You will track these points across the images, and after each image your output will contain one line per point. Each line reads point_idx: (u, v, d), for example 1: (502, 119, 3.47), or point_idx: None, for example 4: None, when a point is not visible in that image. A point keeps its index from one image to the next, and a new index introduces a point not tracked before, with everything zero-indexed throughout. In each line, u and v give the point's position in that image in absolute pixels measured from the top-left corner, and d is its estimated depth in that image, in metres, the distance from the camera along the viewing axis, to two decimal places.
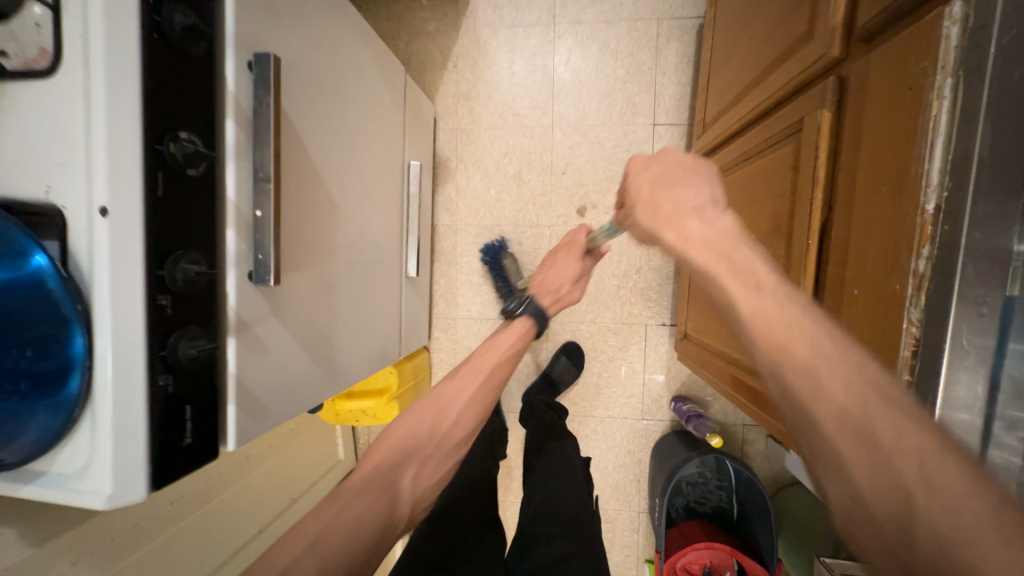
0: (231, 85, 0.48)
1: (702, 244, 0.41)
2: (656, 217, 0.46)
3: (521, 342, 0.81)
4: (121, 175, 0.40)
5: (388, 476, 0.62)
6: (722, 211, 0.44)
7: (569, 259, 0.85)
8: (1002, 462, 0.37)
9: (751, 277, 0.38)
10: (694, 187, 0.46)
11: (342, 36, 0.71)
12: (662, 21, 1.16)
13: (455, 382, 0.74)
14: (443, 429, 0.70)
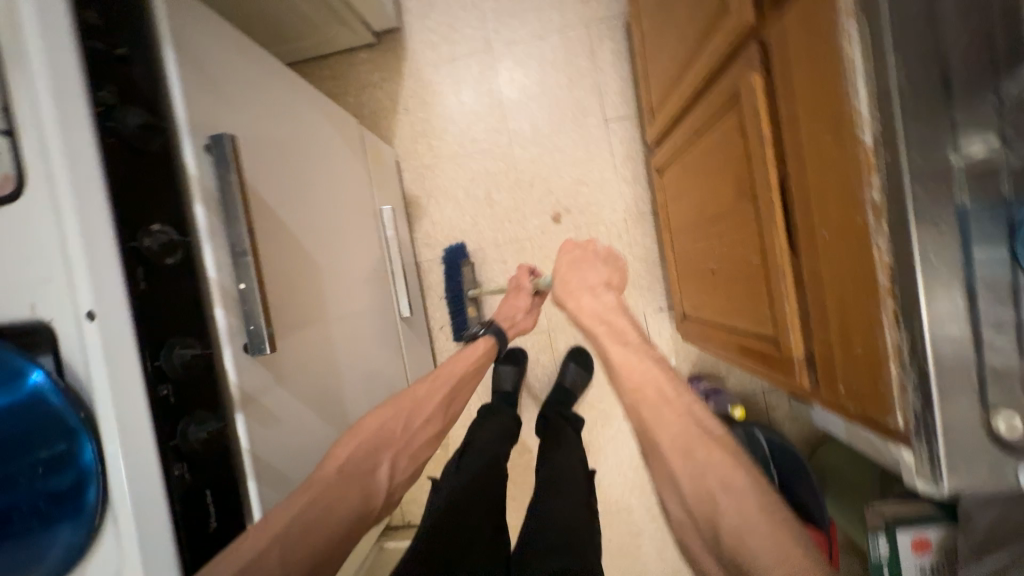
0: (194, 170, 0.49)
1: (591, 311, 0.73)
2: (567, 287, 0.77)
3: (485, 356, 0.90)
4: (101, 279, 0.41)
5: (360, 470, 0.67)
6: (607, 292, 0.75)
7: (521, 298, 0.99)
8: (1000, 364, 0.37)
9: (620, 336, 0.67)
10: (596, 270, 0.79)
11: (293, 104, 0.74)
12: (590, 26, 1.21)
13: (426, 385, 0.80)
14: (411, 429, 0.77)
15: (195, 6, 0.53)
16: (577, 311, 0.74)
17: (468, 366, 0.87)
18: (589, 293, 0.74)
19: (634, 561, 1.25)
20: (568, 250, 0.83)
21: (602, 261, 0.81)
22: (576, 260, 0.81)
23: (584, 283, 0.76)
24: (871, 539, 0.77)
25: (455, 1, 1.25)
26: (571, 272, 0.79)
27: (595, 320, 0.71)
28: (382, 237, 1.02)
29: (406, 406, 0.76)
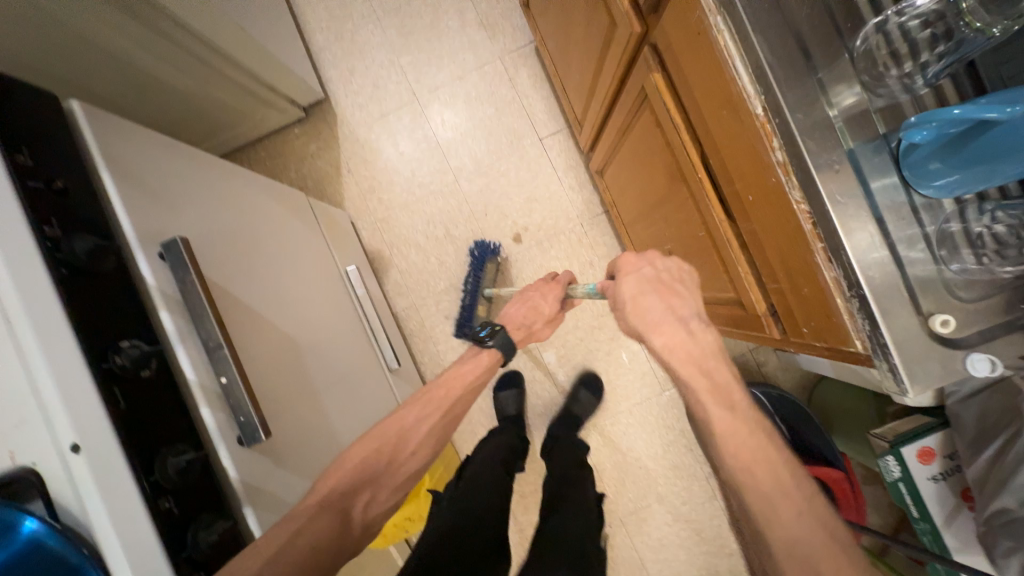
0: (151, 279, 0.49)
1: (686, 353, 0.52)
2: (644, 321, 0.55)
3: (484, 376, 0.77)
4: (79, 409, 0.41)
5: (340, 508, 0.56)
6: (704, 327, 0.53)
7: (551, 300, 0.79)
8: (923, 274, 0.41)
9: (726, 398, 0.49)
10: (682, 297, 0.55)
11: (235, 192, 0.75)
12: (504, 57, 1.29)
13: (417, 410, 0.69)
14: (399, 462, 0.65)
15: (120, 125, 0.55)
16: (663, 348, 0.53)
17: (473, 373, 0.76)
18: (681, 336, 0.52)
19: (678, 551, 1.24)
20: (646, 281, 0.56)
21: (685, 280, 0.57)
22: (656, 292, 0.56)
23: (672, 316, 0.53)
24: (881, 462, 0.82)
25: (372, 62, 1.30)
26: (645, 296, 0.56)
27: (682, 362, 0.52)
28: (352, 297, 1.03)
29: (394, 435, 0.65)
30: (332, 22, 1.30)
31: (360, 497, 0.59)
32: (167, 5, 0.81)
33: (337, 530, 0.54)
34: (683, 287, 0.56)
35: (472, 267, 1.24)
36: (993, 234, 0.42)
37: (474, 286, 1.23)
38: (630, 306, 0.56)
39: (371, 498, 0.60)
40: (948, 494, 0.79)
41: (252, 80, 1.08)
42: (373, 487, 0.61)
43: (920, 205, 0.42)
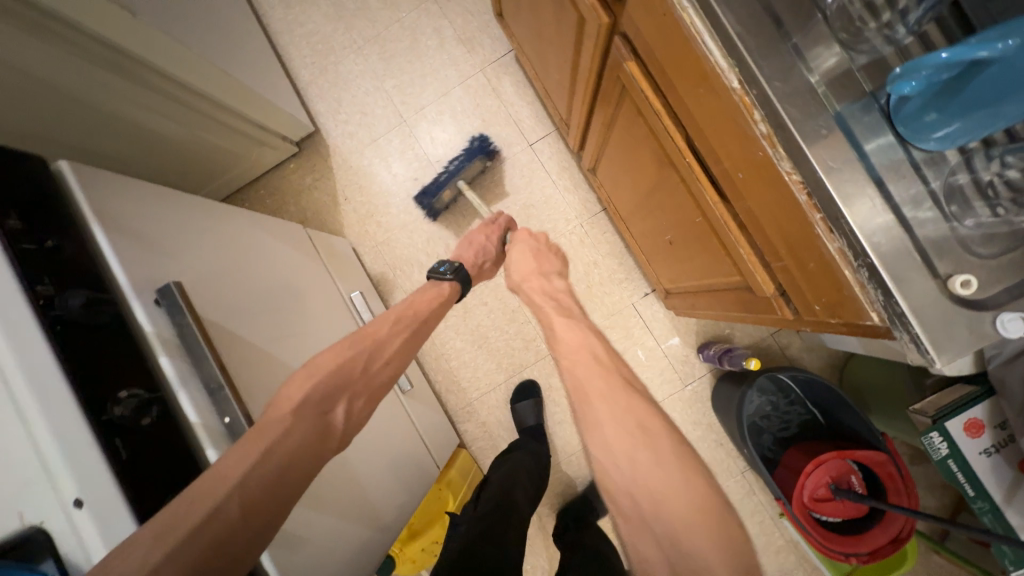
0: (148, 326, 0.49)
1: (542, 289, 0.76)
2: (519, 273, 0.80)
3: (439, 305, 0.77)
4: (81, 465, 0.41)
5: (319, 414, 0.57)
6: (558, 279, 0.79)
7: (493, 242, 0.89)
8: (933, 234, 0.38)
9: (571, 317, 0.69)
10: (549, 260, 0.82)
11: (231, 230, 0.77)
12: (485, 69, 1.30)
13: (385, 326, 0.68)
14: (371, 369, 0.64)
15: (110, 179, 0.56)
16: (528, 291, 0.77)
17: (432, 300, 0.77)
18: (540, 277, 0.78)
19: None
20: (524, 244, 0.83)
21: (553, 254, 0.84)
22: (531, 254, 0.82)
23: (537, 270, 0.79)
24: (925, 441, 0.76)
25: (358, 90, 1.33)
26: (523, 257, 0.81)
27: (545, 298, 0.75)
28: (359, 322, 1.04)
29: (366, 346, 0.65)
30: (315, 57, 1.34)
31: (339, 401, 0.60)
32: (148, 57, 0.84)
33: (318, 434, 0.55)
34: (551, 253, 0.83)
35: (463, 157, 1.20)
36: (1005, 181, 0.39)
37: (453, 172, 1.19)
38: (514, 262, 0.82)
39: (350, 402, 0.61)
40: (1004, 468, 0.73)
41: (242, 122, 1.11)
42: (351, 394, 0.61)
43: (921, 160, 0.39)
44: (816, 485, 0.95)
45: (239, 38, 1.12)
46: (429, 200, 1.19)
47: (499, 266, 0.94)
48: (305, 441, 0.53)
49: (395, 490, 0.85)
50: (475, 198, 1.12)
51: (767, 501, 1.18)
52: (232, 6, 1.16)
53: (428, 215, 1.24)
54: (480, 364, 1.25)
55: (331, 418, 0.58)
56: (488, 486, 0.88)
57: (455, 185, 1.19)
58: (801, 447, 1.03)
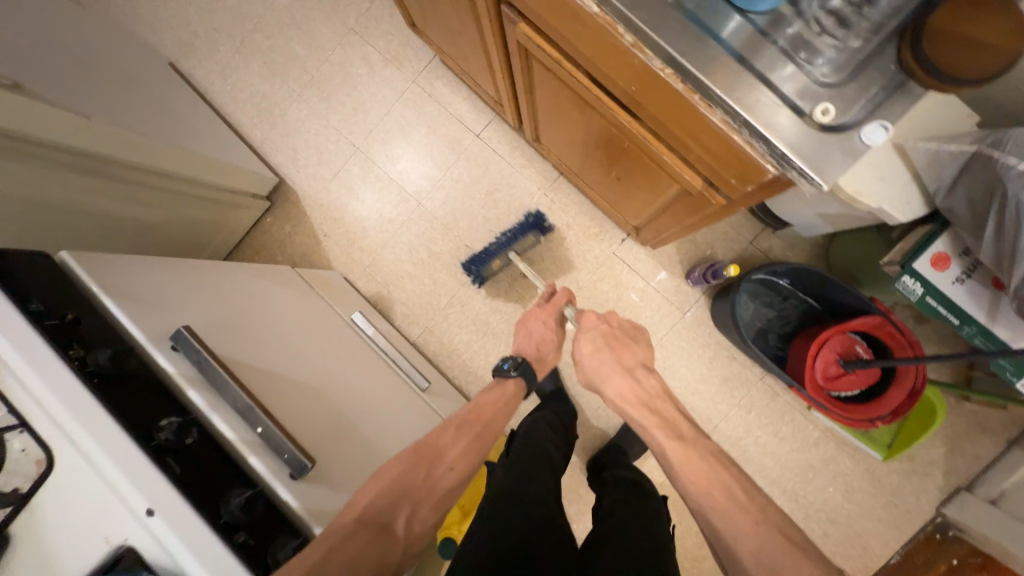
0: (172, 368, 0.56)
1: (636, 396, 0.76)
2: (588, 375, 0.81)
3: (506, 406, 0.80)
4: (143, 484, 0.48)
5: (378, 525, 0.58)
6: (649, 376, 0.79)
7: (551, 329, 0.88)
8: (794, 83, 0.46)
9: (673, 429, 0.71)
10: (630, 350, 0.81)
11: (227, 279, 0.84)
12: (417, 79, 1.37)
13: (448, 432, 0.72)
14: (441, 477, 0.66)
15: (105, 259, 0.64)
16: (617, 396, 0.77)
17: (496, 400, 0.79)
18: (629, 381, 0.77)
19: (764, 458, 1.22)
20: (594, 329, 0.83)
21: (631, 339, 0.83)
22: (607, 343, 0.81)
23: (622, 368, 0.78)
24: (900, 287, 0.80)
25: (308, 133, 1.41)
26: (599, 352, 0.80)
27: (640, 406, 0.75)
28: (365, 338, 1.11)
29: (429, 453, 0.68)
30: (262, 115, 1.42)
31: (402, 508, 0.61)
32: (112, 152, 0.92)
33: (374, 552, 0.55)
34: (632, 343, 0.82)
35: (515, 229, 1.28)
36: (829, 11, 0.47)
37: (504, 244, 1.27)
38: (587, 356, 0.81)
39: (411, 514, 0.61)
40: (978, 289, 0.76)
41: (212, 190, 1.19)
42: (412, 503, 0.62)
43: (765, 25, 0.47)
44: (825, 365, 0.99)
45: (186, 118, 1.21)
46: (479, 266, 1.27)
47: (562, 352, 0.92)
48: (364, 555, 0.54)
49: None
50: (524, 264, 1.15)
51: (792, 397, 1.21)
52: (172, 92, 1.25)
53: (476, 282, 1.31)
54: (489, 349, 1.31)
55: (391, 529, 0.59)
56: (515, 439, 0.98)
57: (506, 254, 1.25)
58: (802, 334, 1.07)
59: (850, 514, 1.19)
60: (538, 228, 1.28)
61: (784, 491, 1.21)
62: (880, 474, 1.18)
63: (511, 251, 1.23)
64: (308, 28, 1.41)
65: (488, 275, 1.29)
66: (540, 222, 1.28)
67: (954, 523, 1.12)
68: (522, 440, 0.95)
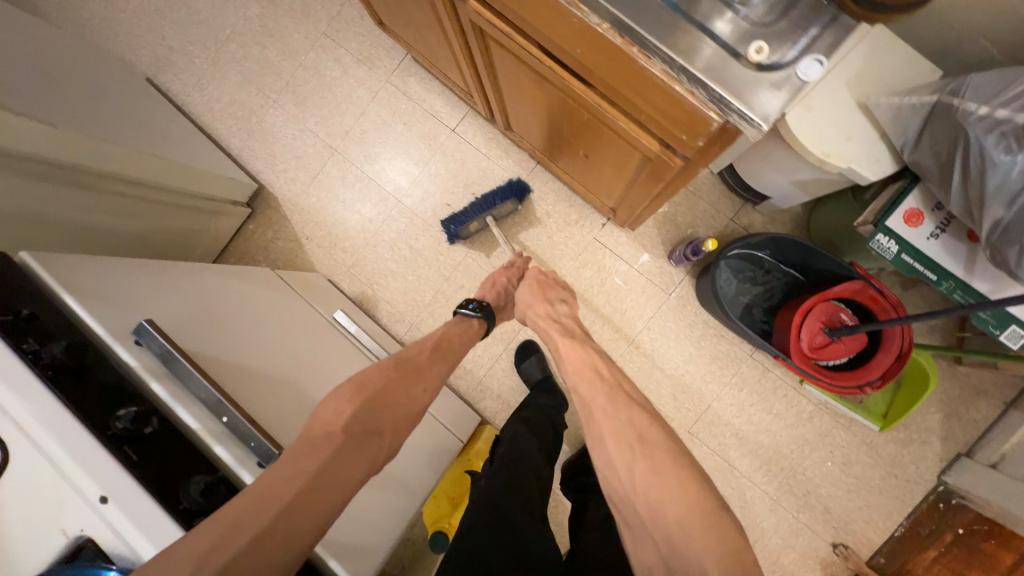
0: (134, 361, 0.56)
1: (546, 313, 0.85)
2: (524, 306, 0.89)
3: (467, 338, 0.84)
4: (100, 473, 0.48)
5: (367, 431, 0.60)
6: (562, 304, 0.88)
7: (513, 285, 0.96)
8: (728, 28, 0.47)
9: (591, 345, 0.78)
10: (557, 289, 0.91)
11: (201, 277, 0.84)
12: (390, 77, 1.38)
13: (424, 353, 0.75)
14: (411, 391, 0.69)
15: (70, 260, 0.64)
16: (535, 318, 0.86)
17: (461, 333, 0.83)
18: (546, 303, 0.86)
19: (759, 436, 1.20)
20: (533, 278, 0.93)
21: (557, 285, 0.93)
22: (539, 285, 0.91)
23: (545, 299, 0.88)
24: (875, 246, 0.79)
25: (286, 138, 1.42)
26: (529, 290, 0.90)
27: (549, 321, 0.84)
28: (348, 336, 1.09)
29: (406, 371, 0.70)
30: (239, 123, 1.43)
31: (384, 422, 0.63)
32: (83, 163, 0.92)
33: (365, 453, 0.59)
34: (561, 287, 0.92)
35: (496, 193, 1.23)
36: None
37: (483, 207, 1.22)
38: (522, 294, 0.91)
39: (393, 423, 0.64)
40: (954, 245, 0.75)
41: (191, 197, 1.20)
42: (393, 415, 0.65)
43: None
44: (811, 334, 0.98)
45: (159, 127, 1.21)
46: (455, 228, 1.24)
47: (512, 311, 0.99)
48: (353, 461, 0.57)
49: (421, 462, 0.90)
50: (500, 239, 1.15)
51: (783, 373, 1.20)
52: (147, 105, 1.26)
53: (451, 238, 1.29)
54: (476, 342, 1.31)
55: (379, 433, 0.62)
56: (500, 445, 0.97)
57: (483, 219, 1.24)
58: (786, 306, 1.06)
59: (849, 488, 1.17)
60: (520, 198, 1.25)
61: (781, 469, 1.19)
62: (877, 446, 1.16)
63: (489, 217, 1.22)
64: (281, 35, 1.43)
65: (463, 235, 1.28)
66: (522, 190, 1.25)
67: (956, 490, 1.10)
68: (506, 446, 0.95)
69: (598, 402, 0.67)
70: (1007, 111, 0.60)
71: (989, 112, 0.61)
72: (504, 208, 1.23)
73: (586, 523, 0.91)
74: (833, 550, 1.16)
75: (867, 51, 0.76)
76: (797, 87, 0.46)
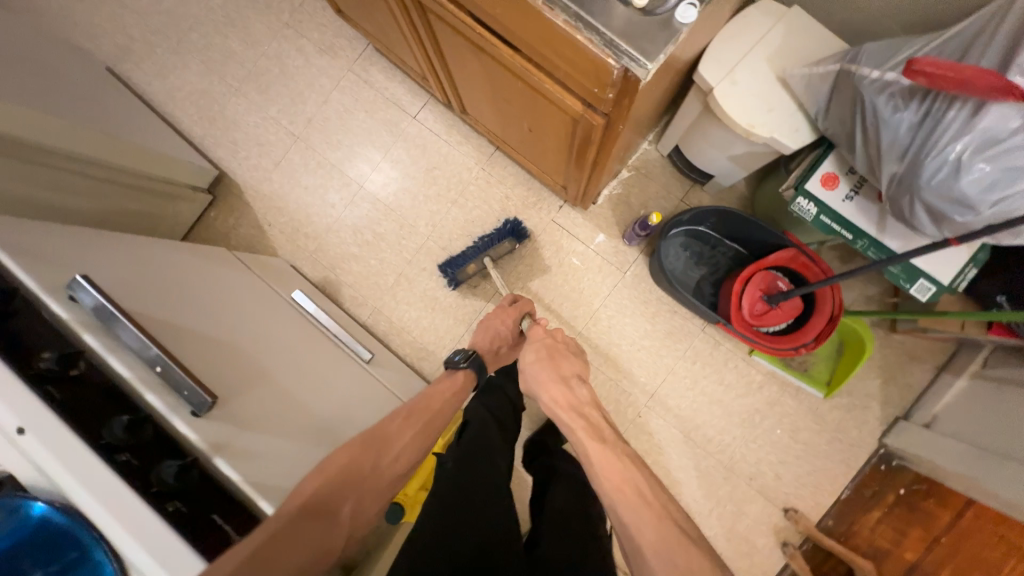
0: (65, 314, 0.60)
1: (567, 402, 0.79)
2: (538, 384, 0.82)
3: (452, 398, 0.85)
4: (22, 410, 0.54)
5: (325, 509, 0.61)
6: (581, 386, 0.82)
7: (507, 328, 0.97)
8: None
9: (608, 436, 0.73)
10: (568, 362, 0.85)
11: (149, 248, 0.85)
12: (353, 66, 1.41)
13: (399, 421, 0.76)
14: (381, 467, 0.69)
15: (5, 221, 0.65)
16: (550, 403, 0.80)
17: (447, 390, 0.85)
18: (563, 387, 0.80)
19: (712, 407, 1.24)
20: (539, 343, 0.87)
21: (568, 352, 0.88)
22: (549, 354, 0.86)
23: (560, 377, 0.82)
24: (796, 208, 0.84)
25: (248, 126, 1.43)
26: (536, 363, 0.84)
27: (571, 411, 0.77)
28: (306, 316, 1.06)
29: (374, 445, 0.71)
30: (201, 112, 1.44)
31: (345, 497, 0.64)
32: (36, 139, 0.92)
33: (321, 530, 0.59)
34: (573, 359, 0.87)
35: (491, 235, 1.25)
36: None
37: (480, 249, 1.24)
38: (532, 368, 0.84)
39: (357, 503, 0.65)
40: (867, 205, 0.81)
41: (151, 182, 1.20)
42: (358, 494, 0.65)
43: None
44: (751, 302, 1.03)
45: (117, 111, 1.21)
46: (452, 272, 1.25)
47: (513, 352, 1.01)
48: (306, 532, 0.58)
49: None
50: (496, 279, 1.15)
51: (733, 345, 1.25)
52: (105, 91, 1.26)
53: (450, 283, 1.30)
54: (438, 323, 1.33)
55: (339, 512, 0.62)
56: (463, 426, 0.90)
57: (480, 261, 1.25)
58: (729, 278, 1.11)
59: (798, 455, 1.21)
60: (518, 238, 1.26)
61: (733, 439, 1.23)
62: (823, 412, 1.21)
63: (486, 259, 1.22)
64: (244, 25, 1.45)
65: (461, 280, 1.28)
66: (518, 229, 1.25)
67: (896, 451, 1.16)
68: (471, 431, 0.84)
69: (606, 481, 0.66)
70: (894, 74, 0.67)
71: (880, 75, 0.68)
72: (501, 249, 1.24)
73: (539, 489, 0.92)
74: (784, 515, 1.19)
75: (784, 31, 0.82)
76: (678, 30, 0.50)
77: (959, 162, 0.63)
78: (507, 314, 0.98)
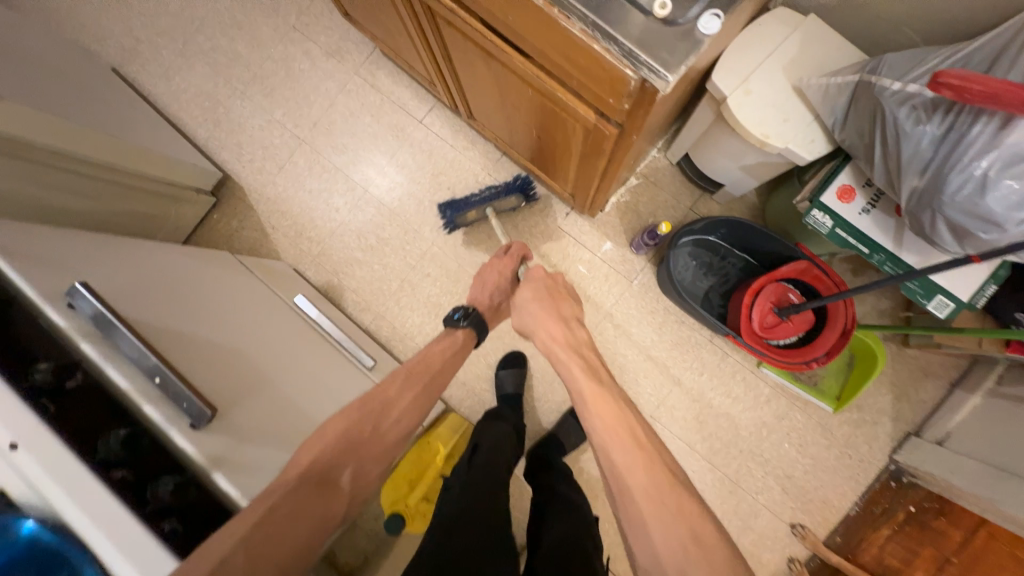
0: (63, 322, 0.59)
1: (567, 341, 0.77)
2: (540, 326, 0.79)
3: (452, 354, 0.81)
4: (13, 423, 0.53)
5: (327, 478, 0.60)
6: (580, 328, 0.80)
7: (506, 275, 0.89)
8: None
9: (601, 374, 0.73)
10: (570, 303, 0.83)
11: (151, 251, 0.84)
12: (359, 70, 1.40)
13: (397, 382, 0.73)
14: (381, 435, 0.68)
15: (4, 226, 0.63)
16: (548, 341, 0.78)
17: (445, 349, 0.81)
18: (564, 325, 0.78)
19: (719, 420, 1.22)
20: (540, 282, 0.84)
21: (569, 295, 0.85)
22: (549, 295, 0.83)
23: (562, 317, 0.80)
24: (811, 222, 0.83)
25: (253, 129, 1.42)
26: (538, 301, 0.81)
27: (570, 349, 0.76)
28: (309, 322, 1.03)
29: (372, 408, 0.68)
30: (206, 114, 1.43)
31: (345, 463, 0.63)
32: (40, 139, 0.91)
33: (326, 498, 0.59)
34: (573, 299, 0.85)
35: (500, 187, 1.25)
36: None
37: (485, 200, 1.23)
38: (534, 308, 0.81)
39: (357, 467, 0.64)
40: (883, 220, 0.79)
41: (155, 184, 1.19)
42: (357, 459, 0.64)
43: None
44: (762, 314, 1.01)
45: (122, 113, 1.20)
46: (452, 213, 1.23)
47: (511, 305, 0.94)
48: (305, 506, 0.56)
49: None
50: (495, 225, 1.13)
51: (742, 356, 1.23)
52: (110, 91, 1.25)
53: (446, 225, 1.28)
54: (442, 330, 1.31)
55: (340, 481, 0.62)
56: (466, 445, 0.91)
57: (482, 210, 1.23)
58: (739, 289, 1.09)
59: (806, 469, 1.19)
60: (526, 193, 1.26)
61: (740, 452, 1.21)
62: (832, 426, 1.19)
63: (489, 208, 1.22)
64: (251, 28, 1.44)
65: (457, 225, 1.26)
66: (527, 184, 1.26)
67: (907, 468, 1.13)
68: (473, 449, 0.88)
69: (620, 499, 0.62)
70: (917, 85, 0.65)
71: (902, 86, 0.66)
72: (507, 202, 1.24)
73: (543, 503, 0.90)
74: (791, 531, 1.17)
75: (801, 40, 0.81)
76: (699, 41, 0.49)
77: (984, 179, 0.61)
78: (505, 260, 0.91)
